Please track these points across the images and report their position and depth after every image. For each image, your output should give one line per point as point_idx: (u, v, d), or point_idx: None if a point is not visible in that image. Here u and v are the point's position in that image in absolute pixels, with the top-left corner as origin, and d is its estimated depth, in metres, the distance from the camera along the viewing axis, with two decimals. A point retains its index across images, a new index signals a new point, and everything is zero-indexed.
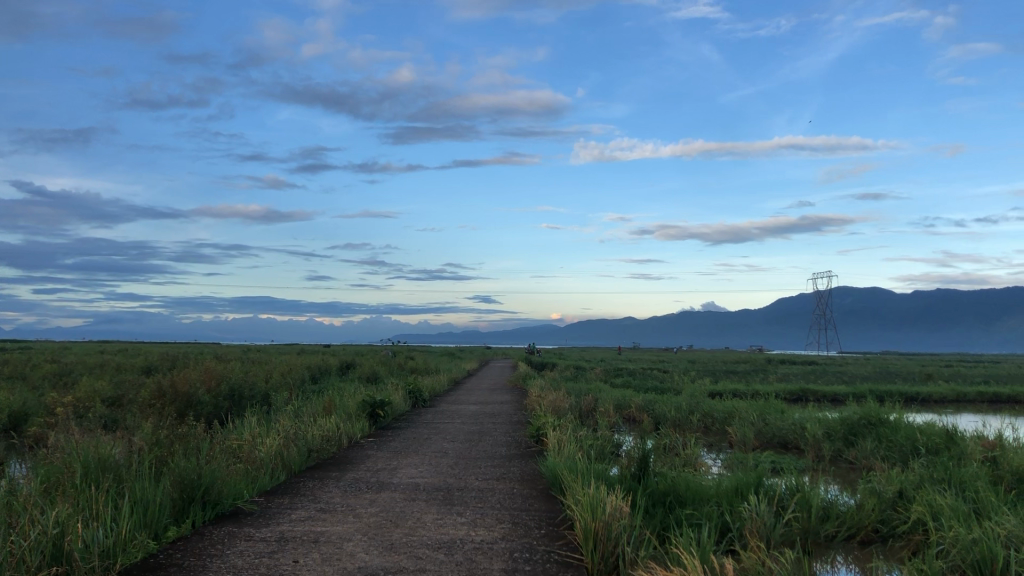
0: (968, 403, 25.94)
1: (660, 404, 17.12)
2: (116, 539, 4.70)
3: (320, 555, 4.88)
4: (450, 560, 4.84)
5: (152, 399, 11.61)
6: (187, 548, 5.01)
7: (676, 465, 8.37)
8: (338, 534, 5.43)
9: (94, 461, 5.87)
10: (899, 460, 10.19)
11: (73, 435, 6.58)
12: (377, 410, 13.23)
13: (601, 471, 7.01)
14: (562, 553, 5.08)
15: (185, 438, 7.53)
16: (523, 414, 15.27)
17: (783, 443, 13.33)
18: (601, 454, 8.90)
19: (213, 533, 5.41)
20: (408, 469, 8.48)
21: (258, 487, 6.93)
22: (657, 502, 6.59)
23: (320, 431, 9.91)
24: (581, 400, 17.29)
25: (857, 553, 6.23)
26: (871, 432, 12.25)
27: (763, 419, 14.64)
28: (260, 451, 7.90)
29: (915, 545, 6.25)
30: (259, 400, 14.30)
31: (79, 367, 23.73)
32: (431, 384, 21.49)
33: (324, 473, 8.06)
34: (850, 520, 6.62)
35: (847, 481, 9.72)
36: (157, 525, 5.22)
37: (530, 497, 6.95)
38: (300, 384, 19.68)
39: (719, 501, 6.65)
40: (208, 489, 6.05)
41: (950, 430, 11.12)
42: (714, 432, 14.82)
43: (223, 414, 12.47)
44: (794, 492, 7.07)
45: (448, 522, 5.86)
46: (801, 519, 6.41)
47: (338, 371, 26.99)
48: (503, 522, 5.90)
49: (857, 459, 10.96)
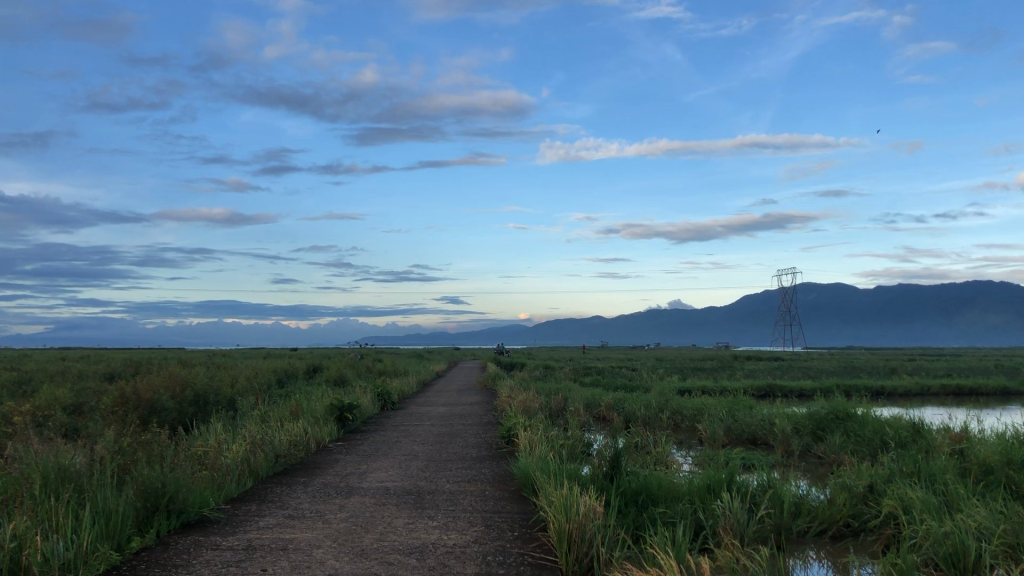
0: (933, 396, 26.32)
1: (630, 402, 17.14)
2: (77, 551, 4.57)
3: (289, 563, 4.77)
4: (422, 565, 4.75)
5: (114, 406, 11.41)
6: (152, 558, 4.87)
7: (647, 463, 8.35)
8: (307, 541, 5.32)
9: (54, 472, 5.71)
10: (868, 455, 10.25)
11: (32, 444, 6.39)
12: (345, 414, 13.09)
13: (573, 471, 6.95)
14: (536, 555, 5.02)
15: (148, 446, 7.35)
16: (492, 415, 15.16)
17: (752, 439, 13.37)
18: (572, 454, 8.86)
19: (178, 542, 5.28)
20: (378, 472, 8.37)
21: (224, 494, 6.78)
22: (630, 501, 6.54)
23: (287, 436, 9.76)
24: (551, 400, 17.25)
25: (830, 548, 6.25)
26: (839, 426, 12.34)
27: (731, 416, 14.68)
28: (225, 458, 7.74)
29: (886, 539, 6.27)
30: (224, 405, 14.09)
31: (39, 374, 23.30)
32: (399, 385, 21.34)
33: (292, 479, 7.92)
34: (822, 515, 6.64)
35: (817, 476, 9.79)
36: (120, 535, 5.08)
37: (502, 499, 6.88)
38: (267, 389, 19.46)
39: (692, 499, 6.63)
40: (172, 497, 5.89)
41: (916, 424, 11.22)
42: (683, 430, 14.83)
43: (188, 421, 12.27)
44: (766, 488, 7.06)
45: (420, 526, 5.78)
46: (773, 515, 6.41)
47: (305, 374, 26.76)
48: (475, 525, 5.82)
49: (826, 454, 11.00)
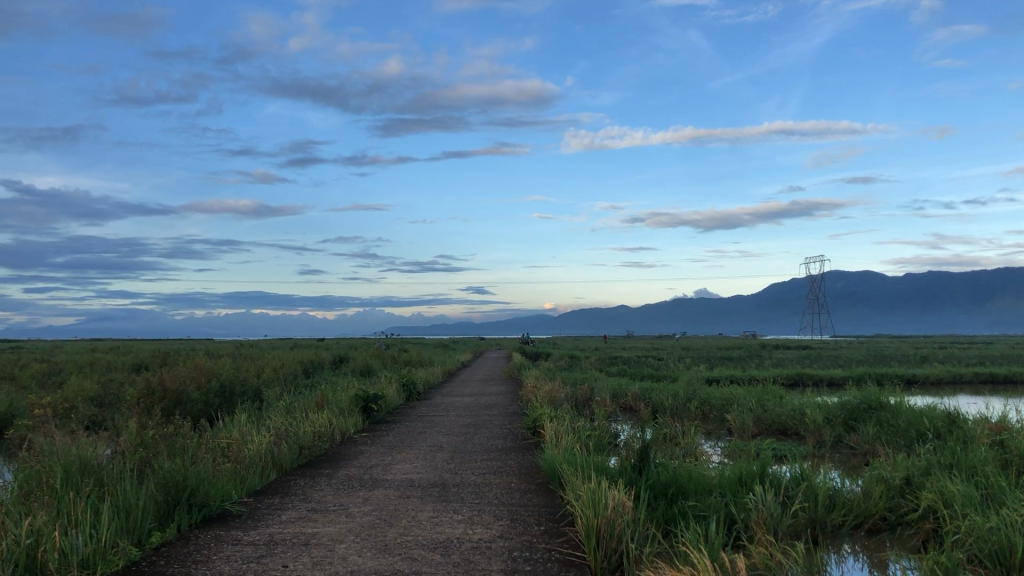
0: (965, 384, 25.96)
1: (657, 392, 16.94)
2: (96, 547, 4.48)
3: (311, 559, 4.67)
4: (447, 561, 4.63)
5: (140, 397, 11.41)
6: (172, 554, 4.79)
7: (677, 455, 8.17)
8: (330, 535, 5.21)
9: (75, 465, 5.65)
10: (903, 446, 10.03)
11: (54, 436, 6.35)
12: (370, 404, 13.00)
13: (601, 463, 6.81)
14: (563, 551, 4.87)
15: (171, 438, 7.29)
16: (518, 405, 15.05)
17: (782, 429, 13.15)
18: (599, 445, 8.71)
19: (199, 537, 5.20)
20: (403, 464, 8.28)
21: (247, 488, 6.71)
22: (659, 495, 6.38)
23: (311, 427, 9.68)
24: (578, 389, 17.10)
25: (866, 542, 6.07)
26: (872, 416, 12.08)
27: (761, 406, 14.45)
28: (249, 450, 7.68)
29: (925, 533, 6.07)
30: (250, 396, 14.07)
31: (68, 366, 23.58)
32: (424, 375, 21.26)
33: (316, 471, 7.86)
34: (857, 508, 6.44)
35: (850, 467, 9.58)
36: (140, 530, 5.01)
37: (528, 492, 6.75)
38: (292, 379, 19.46)
39: (723, 492, 6.46)
40: (194, 491, 5.82)
41: (951, 413, 10.96)
42: (712, 420, 14.62)
43: (213, 412, 12.24)
44: (799, 480, 6.88)
45: (445, 520, 5.66)
46: (807, 509, 6.23)
47: (331, 364, 26.77)
48: (501, 519, 5.69)
49: (859, 445, 10.78)
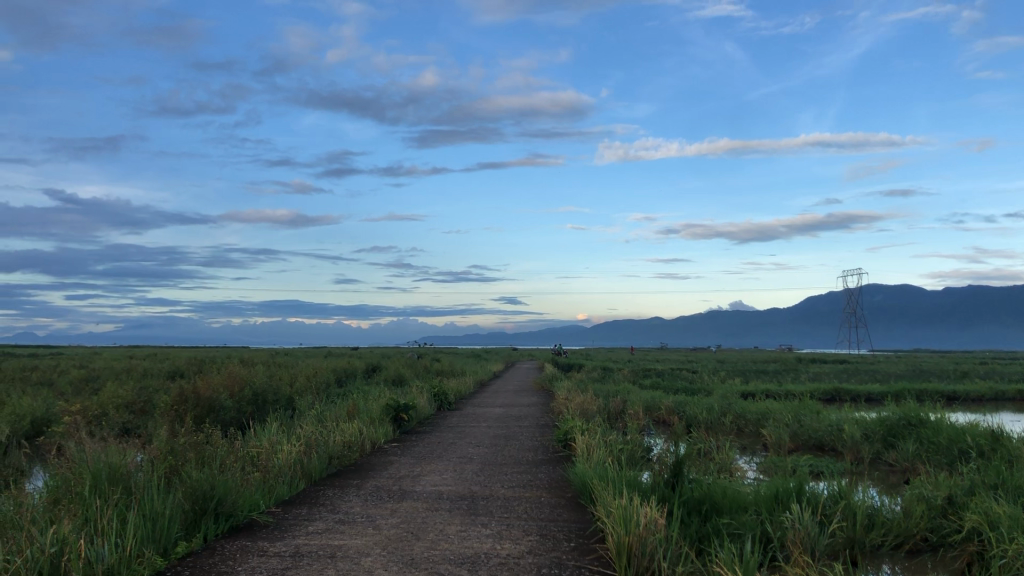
0: (1008, 401, 25.39)
1: (691, 405, 16.74)
2: (121, 555, 4.43)
3: (336, 572, 4.59)
4: None
5: (173, 405, 11.47)
6: (197, 564, 4.74)
7: (711, 471, 8.02)
8: (356, 548, 5.14)
9: (105, 473, 5.64)
10: (945, 464, 9.78)
11: (84, 443, 6.36)
12: (400, 414, 12.96)
13: (633, 478, 6.68)
14: (592, 569, 4.76)
15: (200, 447, 7.28)
16: (550, 417, 14.92)
17: (819, 445, 12.89)
18: (631, 459, 8.60)
19: (225, 547, 5.15)
20: (432, 476, 8.20)
21: (275, 498, 6.66)
22: (693, 511, 6.24)
23: (342, 436, 9.66)
24: (610, 402, 16.95)
25: (907, 563, 5.90)
26: (912, 433, 11.80)
27: (798, 420, 14.20)
28: (277, 460, 7.64)
29: (969, 556, 5.85)
30: (283, 405, 14.12)
31: (106, 372, 23.87)
32: (456, 386, 21.21)
33: (345, 482, 7.79)
34: (898, 528, 6.26)
35: (889, 485, 9.36)
36: (166, 540, 4.97)
37: (558, 506, 6.65)
38: (325, 388, 19.51)
39: (758, 509, 6.31)
40: (221, 501, 5.79)
41: (995, 431, 10.67)
42: (747, 435, 14.39)
43: (245, 420, 12.27)
44: (838, 498, 6.70)
45: (473, 535, 5.57)
46: (845, 528, 6.06)
47: (364, 373, 26.83)
48: (530, 534, 5.59)
49: (898, 462, 10.53)
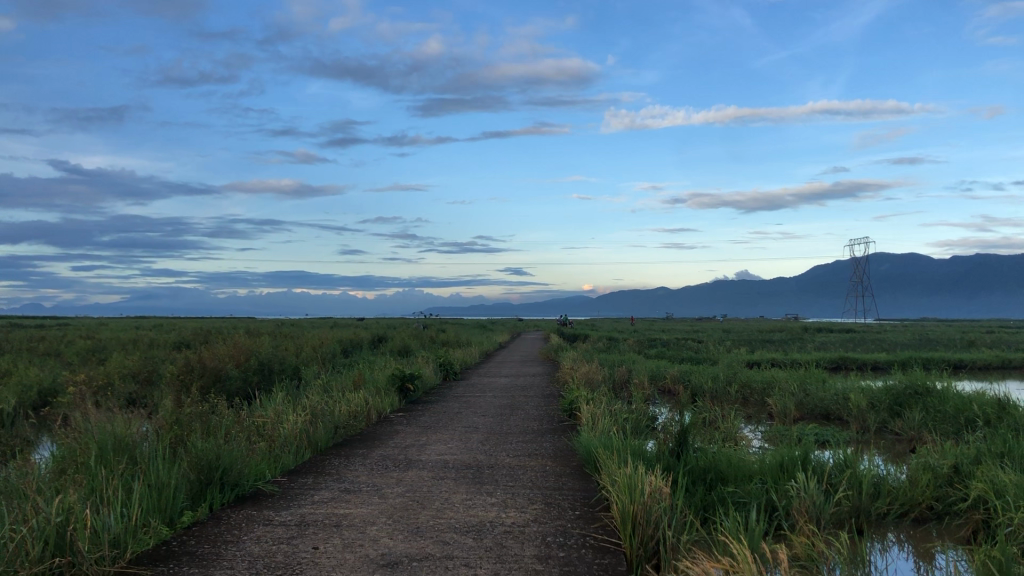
0: (1014, 369, 25.37)
1: (696, 375, 16.76)
2: (126, 525, 4.45)
3: (341, 541, 4.59)
4: (479, 546, 4.52)
5: (180, 374, 11.51)
6: (202, 534, 4.75)
7: (717, 440, 8.01)
8: (361, 517, 5.15)
9: (111, 444, 5.66)
10: (951, 433, 9.78)
11: (90, 413, 6.37)
12: (406, 383, 12.98)
13: (639, 447, 6.68)
14: (597, 537, 4.76)
15: (206, 417, 7.30)
16: (555, 387, 14.91)
17: (825, 414, 12.87)
18: (637, 428, 8.60)
19: (231, 517, 5.17)
20: (438, 445, 8.21)
21: (281, 467, 6.68)
22: (698, 480, 6.25)
23: (348, 407, 9.67)
24: (615, 371, 16.97)
25: (912, 532, 5.90)
26: (917, 402, 11.79)
27: (804, 389, 14.22)
28: (283, 430, 7.65)
29: (975, 524, 5.83)
30: (289, 375, 14.17)
31: (112, 343, 23.99)
32: (462, 356, 21.27)
33: (351, 451, 7.80)
34: (903, 497, 6.25)
35: (895, 454, 9.36)
36: (172, 509, 4.99)
37: (563, 475, 6.65)
38: (331, 358, 19.58)
39: (763, 478, 6.30)
40: (226, 470, 5.81)
41: (1001, 400, 10.65)
42: (752, 404, 14.39)
43: (252, 390, 12.32)
44: (844, 467, 6.69)
45: (478, 503, 5.58)
46: (851, 497, 6.06)
47: (370, 343, 26.94)
48: (535, 503, 5.60)
49: (904, 432, 10.50)
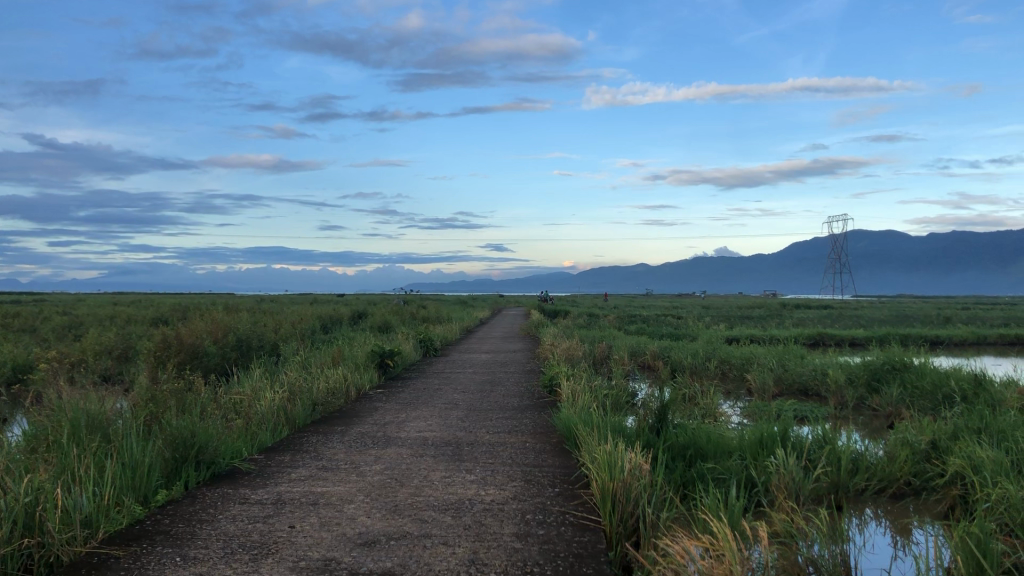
0: (989, 345, 25.66)
1: (676, 351, 16.82)
2: (99, 504, 4.37)
3: (318, 520, 4.54)
4: (458, 524, 4.48)
5: (157, 350, 11.38)
6: (177, 513, 4.68)
7: (696, 416, 8.03)
8: (339, 495, 5.09)
9: (85, 422, 5.57)
10: (928, 408, 9.87)
11: (62, 390, 6.27)
12: (386, 359, 12.92)
13: (618, 424, 6.66)
14: (577, 515, 4.73)
15: (182, 394, 7.21)
16: (535, 363, 14.89)
17: (803, 390, 12.94)
18: (617, 404, 8.60)
19: (206, 495, 5.10)
20: (417, 422, 8.17)
21: (257, 445, 6.60)
22: (677, 456, 6.24)
23: (326, 384, 9.60)
24: (596, 347, 16.99)
25: (890, 507, 5.94)
26: (895, 377, 11.87)
27: (783, 365, 14.30)
28: (260, 407, 7.58)
29: (952, 500, 5.87)
30: (267, 351, 14.07)
31: (89, 318, 23.73)
32: (442, 333, 21.24)
33: (329, 428, 7.73)
34: (881, 472, 6.28)
35: (873, 430, 9.44)
36: (146, 487, 4.91)
37: (542, 452, 6.62)
38: (310, 334, 19.48)
39: (743, 454, 6.31)
40: (202, 448, 5.73)
41: (978, 375, 10.74)
42: (731, 380, 14.46)
43: (230, 367, 12.22)
44: (822, 442, 6.70)
45: (457, 480, 5.54)
46: (829, 472, 6.08)
47: (350, 320, 26.85)
48: (514, 480, 5.57)
49: (882, 407, 10.58)
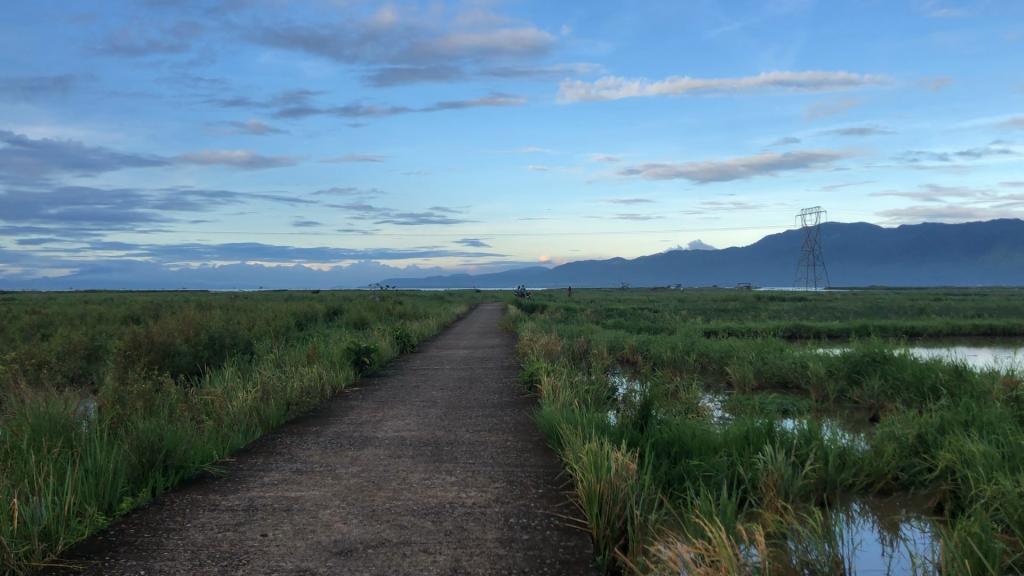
0: (964, 336, 25.84)
1: (655, 344, 16.71)
2: (58, 514, 4.15)
3: (292, 526, 4.35)
4: (438, 529, 4.30)
5: (126, 349, 11.07)
6: (143, 521, 4.46)
7: (679, 411, 7.89)
8: (314, 500, 4.88)
9: (46, 427, 5.31)
10: (911, 401, 9.80)
11: (23, 394, 6.01)
12: (362, 357, 12.67)
13: (601, 421, 6.50)
14: (562, 518, 4.55)
15: (149, 395, 6.96)
16: (514, 359, 14.75)
17: (783, 382, 12.87)
18: (598, 400, 8.42)
19: (174, 502, 4.87)
20: (394, 421, 7.94)
21: (228, 447, 6.38)
22: (662, 454, 6.08)
23: (301, 383, 9.35)
24: (574, 342, 16.89)
25: (879, 504, 5.82)
26: (876, 369, 11.78)
27: (762, 358, 14.20)
28: (232, 407, 7.35)
29: (942, 495, 5.74)
30: (241, 349, 13.80)
31: (59, 318, 23.12)
32: (419, 328, 21.01)
33: (304, 428, 7.51)
34: (869, 467, 6.14)
35: (855, 422, 9.38)
36: (111, 495, 4.68)
37: (524, 451, 6.43)
38: (285, 331, 19.17)
39: (728, 450, 6.15)
40: (170, 452, 5.49)
41: (960, 367, 10.65)
42: (711, 372, 14.36)
43: (203, 366, 11.93)
44: (808, 437, 6.55)
45: (437, 482, 5.34)
46: (818, 469, 5.92)
47: (325, 316, 26.50)
48: (496, 481, 5.39)
49: (863, 400, 10.50)
